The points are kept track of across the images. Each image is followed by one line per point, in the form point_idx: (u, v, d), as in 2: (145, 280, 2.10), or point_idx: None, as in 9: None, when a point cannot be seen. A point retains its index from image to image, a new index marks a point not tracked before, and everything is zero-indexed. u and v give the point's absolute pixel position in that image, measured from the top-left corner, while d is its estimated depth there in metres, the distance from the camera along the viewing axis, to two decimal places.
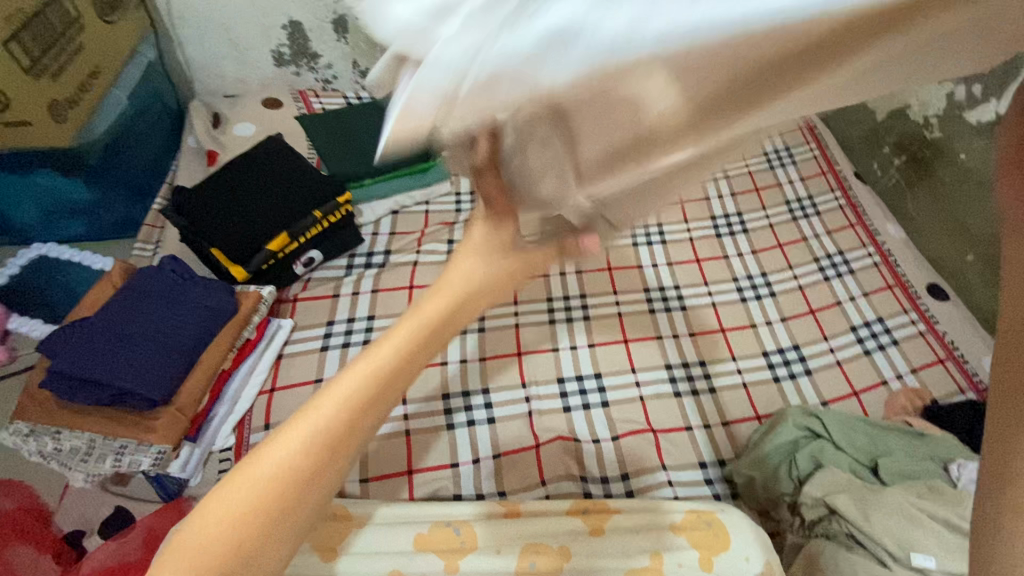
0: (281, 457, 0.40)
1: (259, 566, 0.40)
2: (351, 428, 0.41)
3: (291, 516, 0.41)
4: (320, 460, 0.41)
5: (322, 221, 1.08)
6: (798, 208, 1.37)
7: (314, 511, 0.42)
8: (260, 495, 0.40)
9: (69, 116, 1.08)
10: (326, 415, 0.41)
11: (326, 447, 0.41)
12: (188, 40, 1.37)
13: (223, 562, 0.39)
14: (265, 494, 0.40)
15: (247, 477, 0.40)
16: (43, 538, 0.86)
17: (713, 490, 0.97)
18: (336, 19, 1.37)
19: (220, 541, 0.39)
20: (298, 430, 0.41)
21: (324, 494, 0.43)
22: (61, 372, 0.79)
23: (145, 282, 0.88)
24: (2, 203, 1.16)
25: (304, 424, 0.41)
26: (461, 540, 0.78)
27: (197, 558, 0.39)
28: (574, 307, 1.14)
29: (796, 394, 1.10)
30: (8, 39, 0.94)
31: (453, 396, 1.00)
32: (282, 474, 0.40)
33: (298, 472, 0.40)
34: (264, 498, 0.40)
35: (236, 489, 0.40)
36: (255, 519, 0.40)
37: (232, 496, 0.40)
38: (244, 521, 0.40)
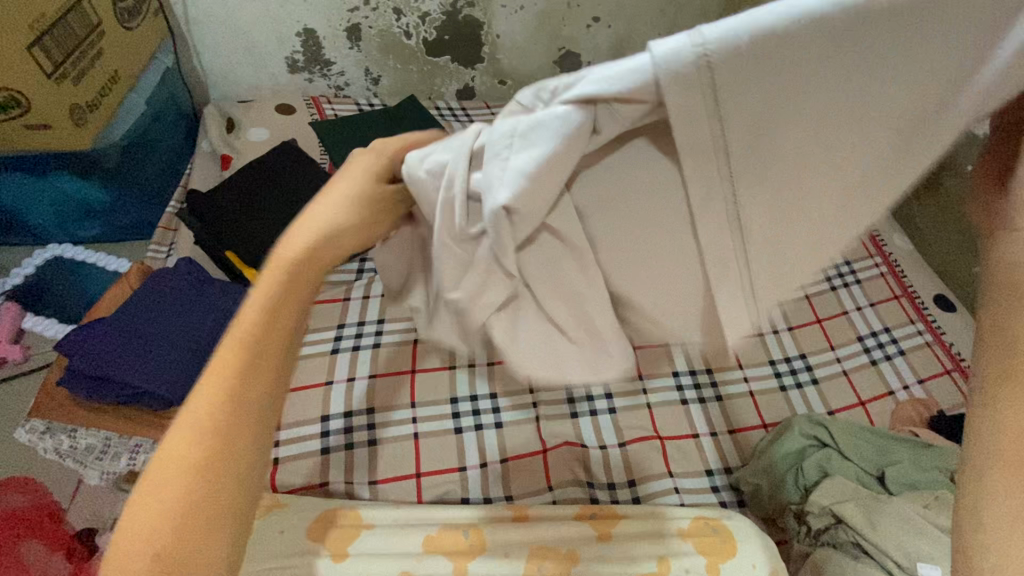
0: (204, 406, 0.45)
1: (205, 515, 0.44)
2: (259, 356, 0.48)
3: (234, 446, 0.45)
4: (235, 405, 0.46)
5: None
6: None
7: (244, 459, 0.46)
8: (185, 450, 0.44)
9: (88, 120, 1.10)
10: (229, 361, 0.47)
11: (239, 381, 0.46)
12: (203, 46, 1.39)
13: (169, 518, 0.43)
14: (197, 443, 0.44)
15: (173, 439, 0.45)
16: (55, 534, 0.87)
17: (720, 497, 0.97)
18: (350, 27, 1.40)
19: (166, 498, 0.43)
20: (212, 378, 0.47)
21: (261, 426, 0.48)
22: (82, 370, 0.81)
23: (163, 283, 0.90)
24: (20, 204, 1.19)
25: (215, 372, 0.47)
26: (470, 543, 0.79)
27: (143, 528, 0.43)
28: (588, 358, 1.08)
29: (803, 403, 1.10)
30: (33, 44, 0.96)
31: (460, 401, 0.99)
32: (208, 415, 0.45)
33: (222, 413, 0.45)
34: (189, 451, 0.44)
35: (170, 449, 0.45)
36: (188, 470, 0.44)
37: (166, 458, 0.45)
38: (188, 468, 0.44)
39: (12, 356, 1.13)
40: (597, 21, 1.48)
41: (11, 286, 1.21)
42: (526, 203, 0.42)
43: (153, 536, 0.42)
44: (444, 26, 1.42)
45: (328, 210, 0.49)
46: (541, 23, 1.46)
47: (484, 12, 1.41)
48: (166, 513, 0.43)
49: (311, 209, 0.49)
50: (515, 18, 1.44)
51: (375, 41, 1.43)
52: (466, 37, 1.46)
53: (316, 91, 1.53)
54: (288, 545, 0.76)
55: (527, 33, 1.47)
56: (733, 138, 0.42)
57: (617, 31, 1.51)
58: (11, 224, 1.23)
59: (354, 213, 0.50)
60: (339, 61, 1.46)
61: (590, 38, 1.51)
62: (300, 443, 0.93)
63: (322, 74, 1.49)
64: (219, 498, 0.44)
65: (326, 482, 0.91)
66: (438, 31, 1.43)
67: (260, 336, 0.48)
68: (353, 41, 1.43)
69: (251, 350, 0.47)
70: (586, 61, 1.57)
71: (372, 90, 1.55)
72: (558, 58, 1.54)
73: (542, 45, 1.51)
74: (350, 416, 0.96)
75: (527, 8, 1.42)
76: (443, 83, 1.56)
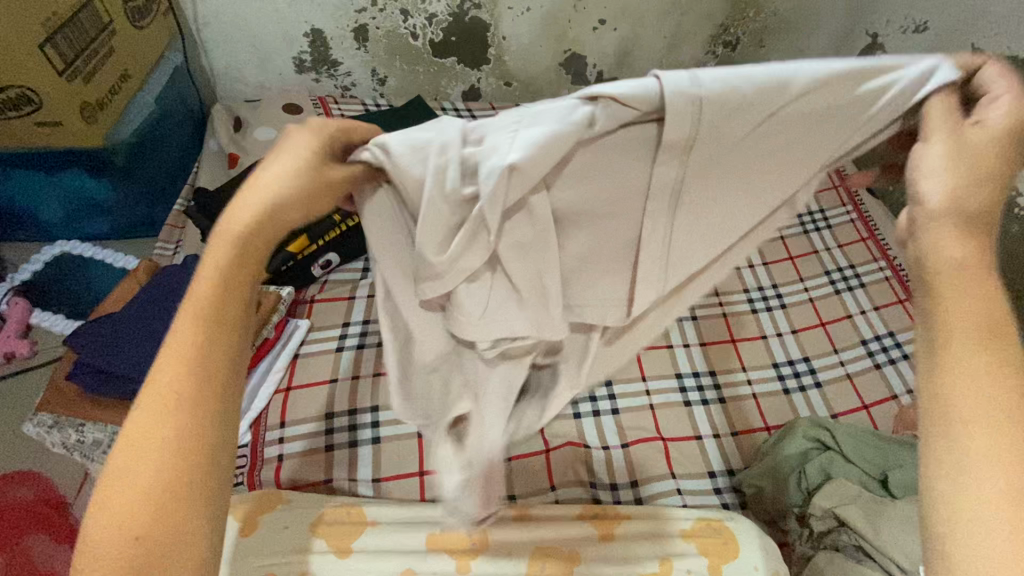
0: (171, 372, 0.45)
1: (191, 476, 0.44)
2: (223, 319, 0.48)
3: (206, 407, 0.45)
4: (203, 369, 0.46)
5: (339, 224, 1.10)
6: (810, 221, 1.38)
7: (224, 419, 0.47)
8: (161, 415, 0.44)
9: (98, 118, 1.10)
10: (189, 327, 0.47)
11: (205, 345, 0.47)
12: (212, 45, 1.40)
13: (152, 486, 0.42)
14: (174, 407, 0.44)
15: (140, 411, 0.45)
16: (61, 528, 0.88)
17: (722, 500, 0.97)
18: (357, 27, 1.41)
19: (139, 467, 0.43)
20: (175, 346, 0.46)
21: (232, 389, 0.48)
22: (90, 365, 0.82)
23: (171, 280, 0.90)
24: (30, 200, 1.20)
25: (176, 339, 0.47)
26: (472, 542, 0.78)
27: (123, 500, 0.42)
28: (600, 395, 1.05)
29: (806, 405, 1.10)
30: (45, 43, 0.97)
31: None
32: (175, 381, 0.45)
33: (194, 377, 0.45)
34: (165, 416, 0.44)
35: (140, 421, 0.44)
36: (165, 434, 0.44)
37: (135, 428, 0.44)
38: (163, 432, 0.44)
39: (19, 351, 1.13)
40: (602, 23, 1.48)
41: (20, 281, 1.23)
42: (532, 165, 0.47)
43: (136, 504, 0.42)
44: (451, 27, 1.43)
45: (275, 178, 0.51)
46: (547, 26, 1.47)
47: (491, 13, 1.41)
48: (144, 479, 0.42)
49: (258, 180, 0.51)
50: (521, 20, 1.44)
51: (382, 42, 1.44)
52: (472, 39, 1.47)
53: (323, 90, 1.54)
54: (290, 543, 0.76)
55: (533, 35, 1.48)
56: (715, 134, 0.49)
57: (622, 35, 1.52)
58: (21, 220, 1.24)
59: (304, 176, 0.51)
60: (346, 61, 1.47)
61: (595, 40, 1.52)
62: (304, 440, 0.94)
63: (329, 74, 1.50)
64: (201, 454, 0.44)
65: (330, 479, 0.91)
66: (444, 32, 1.44)
67: (221, 300, 0.49)
68: (360, 42, 1.43)
69: (212, 313, 0.48)
70: (591, 63, 1.58)
71: (378, 91, 1.56)
72: (564, 60, 1.55)
73: (548, 47, 1.52)
74: (355, 414, 0.97)
75: (533, 9, 1.42)
76: (450, 84, 1.57)
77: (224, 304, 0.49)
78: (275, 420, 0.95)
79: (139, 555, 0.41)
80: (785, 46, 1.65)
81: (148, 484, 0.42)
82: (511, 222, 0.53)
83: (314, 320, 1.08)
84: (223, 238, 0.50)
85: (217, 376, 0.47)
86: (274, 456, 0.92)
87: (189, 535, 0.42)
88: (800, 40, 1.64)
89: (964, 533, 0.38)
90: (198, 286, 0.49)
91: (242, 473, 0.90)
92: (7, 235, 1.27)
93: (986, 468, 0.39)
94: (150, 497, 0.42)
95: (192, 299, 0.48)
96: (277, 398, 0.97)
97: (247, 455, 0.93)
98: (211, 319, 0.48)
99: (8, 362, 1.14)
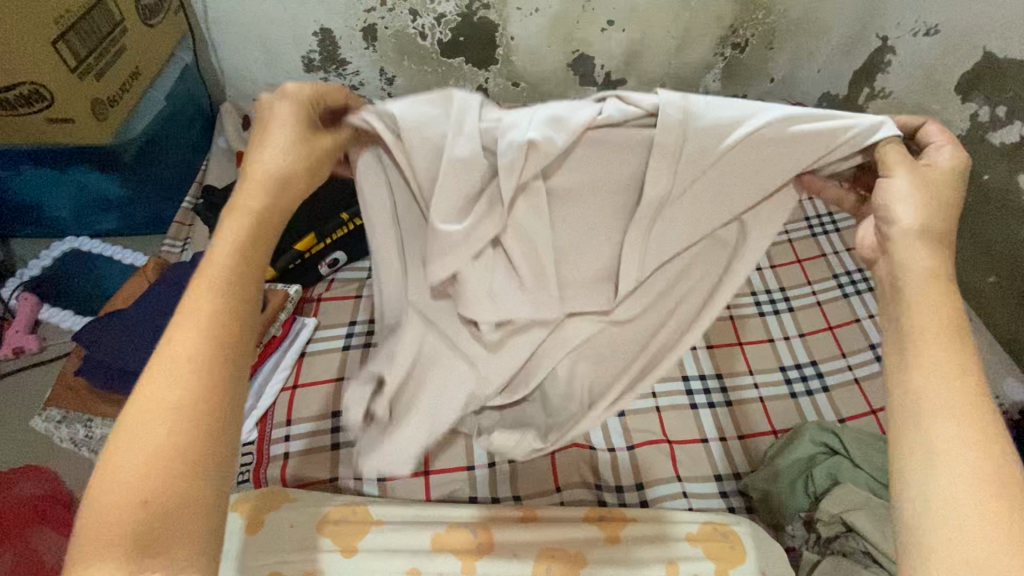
0: (191, 337, 0.47)
1: (213, 418, 0.45)
2: (241, 291, 0.51)
3: (226, 355, 0.47)
4: (221, 322, 0.48)
5: (348, 223, 1.11)
6: (818, 224, 1.38)
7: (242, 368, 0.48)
8: (182, 362, 0.45)
9: (109, 115, 1.11)
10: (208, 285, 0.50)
11: (224, 315, 0.49)
12: (222, 44, 1.41)
13: (174, 427, 0.43)
14: (195, 355, 0.46)
15: (159, 373, 0.45)
16: (67, 523, 0.89)
17: (727, 503, 0.97)
18: (366, 27, 1.41)
19: (157, 430, 0.43)
20: (191, 314, 0.48)
21: (248, 343, 0.50)
22: (100, 361, 0.82)
23: (178, 276, 0.90)
24: (40, 196, 1.20)
25: (195, 306, 0.48)
26: (478, 542, 0.79)
27: (143, 441, 0.43)
28: None
29: (813, 409, 1.09)
30: (58, 39, 0.97)
31: None
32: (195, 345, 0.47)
33: (214, 327, 0.47)
34: (186, 363, 0.45)
35: (156, 384, 0.45)
36: (185, 379, 0.45)
37: (151, 391, 0.44)
38: (179, 394, 0.44)
39: (28, 346, 1.14)
40: (611, 24, 1.48)
41: (30, 277, 1.24)
42: (544, 145, 0.57)
43: (158, 444, 0.43)
44: (459, 27, 1.43)
45: (270, 161, 0.57)
46: (555, 27, 1.46)
47: (499, 14, 1.41)
48: (159, 441, 0.43)
49: (256, 165, 0.57)
50: (530, 20, 1.44)
51: (391, 41, 1.44)
52: (481, 39, 1.47)
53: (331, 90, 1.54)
54: (295, 542, 0.76)
55: (541, 35, 1.48)
56: (709, 136, 0.59)
57: (631, 36, 1.52)
58: (32, 217, 1.25)
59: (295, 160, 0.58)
60: (354, 60, 1.48)
61: (604, 41, 1.52)
62: (310, 437, 0.94)
63: (337, 73, 1.50)
64: (221, 399, 0.46)
65: (335, 477, 0.91)
66: (453, 32, 1.44)
67: (241, 273, 0.52)
68: (369, 41, 1.44)
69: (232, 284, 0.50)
70: (599, 64, 1.57)
71: (386, 90, 1.56)
72: (572, 61, 1.55)
73: (556, 48, 1.51)
74: None
75: (541, 10, 1.42)
76: (457, 84, 1.57)
77: (242, 277, 0.51)
78: (282, 418, 0.96)
79: (162, 492, 0.41)
80: (794, 49, 1.64)
81: (163, 446, 0.43)
82: (516, 204, 0.63)
83: (321, 318, 1.08)
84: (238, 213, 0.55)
85: (234, 345, 0.48)
86: (280, 453, 0.92)
87: (200, 498, 0.43)
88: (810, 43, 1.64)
89: (931, 532, 0.41)
90: (218, 258, 0.51)
91: (248, 470, 0.91)
92: (19, 231, 1.28)
93: (950, 463, 0.43)
94: (172, 437, 0.43)
95: (214, 269, 0.51)
96: (283, 396, 0.97)
97: (253, 452, 0.93)
98: (233, 290, 0.50)
99: (16, 357, 1.15)
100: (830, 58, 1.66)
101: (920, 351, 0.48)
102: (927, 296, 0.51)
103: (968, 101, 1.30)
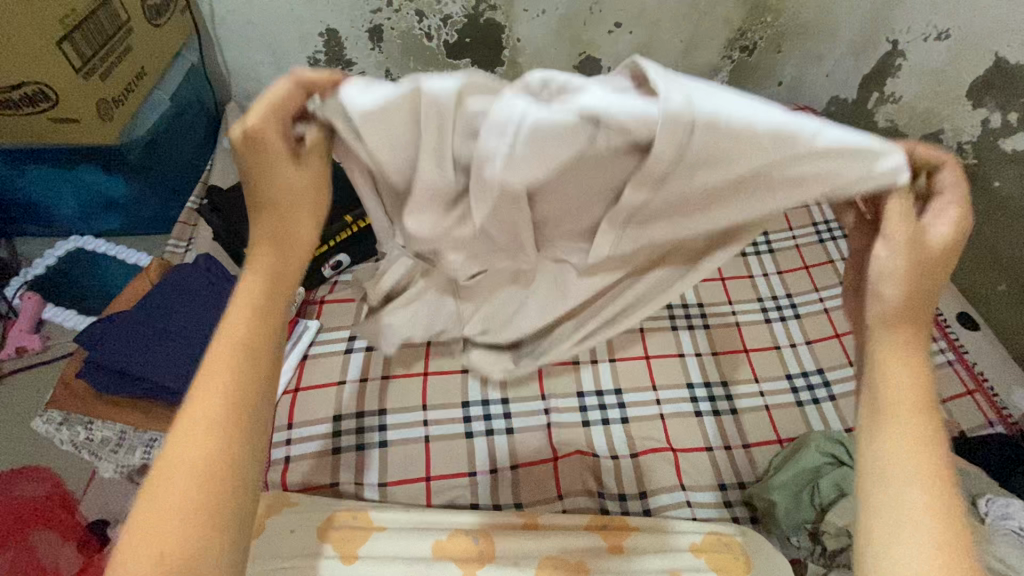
0: (239, 338, 0.50)
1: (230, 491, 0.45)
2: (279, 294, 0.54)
3: (243, 425, 0.47)
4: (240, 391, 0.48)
5: (350, 225, 1.12)
6: (826, 230, 1.36)
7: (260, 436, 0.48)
8: (202, 435, 0.45)
9: (114, 116, 1.10)
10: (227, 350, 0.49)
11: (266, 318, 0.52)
12: (227, 43, 1.40)
13: (193, 501, 0.43)
14: (213, 427, 0.46)
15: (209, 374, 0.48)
16: (68, 525, 0.88)
17: (732, 513, 0.96)
18: (372, 28, 1.40)
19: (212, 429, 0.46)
20: (212, 381, 0.48)
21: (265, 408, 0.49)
22: (101, 363, 0.82)
23: (182, 278, 0.90)
24: (45, 195, 1.21)
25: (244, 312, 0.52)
26: (481, 550, 0.77)
27: (160, 517, 0.43)
28: (609, 405, 1.03)
29: (819, 419, 1.08)
30: (63, 40, 0.97)
31: (472, 405, 0.99)
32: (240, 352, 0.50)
33: (231, 398, 0.47)
34: (205, 436, 0.45)
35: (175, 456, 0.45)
36: (204, 453, 0.45)
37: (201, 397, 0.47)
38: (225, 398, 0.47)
39: (32, 345, 1.14)
40: (618, 26, 1.47)
41: (34, 276, 1.24)
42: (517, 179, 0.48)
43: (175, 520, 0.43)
44: (465, 29, 1.42)
45: (284, 200, 0.53)
46: (562, 28, 1.46)
47: (506, 15, 1.41)
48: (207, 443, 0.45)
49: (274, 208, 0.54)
50: (536, 22, 1.43)
51: (397, 42, 1.44)
52: (487, 40, 1.46)
53: None
54: (294, 548, 0.75)
55: (547, 37, 1.47)
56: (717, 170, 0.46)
57: (638, 38, 1.51)
58: (37, 216, 1.26)
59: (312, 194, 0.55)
60: (359, 61, 1.47)
61: (611, 43, 1.51)
62: (311, 442, 0.93)
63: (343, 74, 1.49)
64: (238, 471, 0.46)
65: (337, 482, 0.90)
66: (459, 34, 1.43)
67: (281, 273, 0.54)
68: (375, 42, 1.43)
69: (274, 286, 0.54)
70: (605, 66, 1.56)
71: None
72: (579, 62, 1.54)
73: (563, 49, 1.50)
74: (363, 417, 0.96)
75: (548, 12, 1.42)
76: None
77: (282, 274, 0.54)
78: (284, 422, 0.95)
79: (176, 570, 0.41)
80: (803, 51, 1.63)
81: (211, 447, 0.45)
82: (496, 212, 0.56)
83: (324, 321, 1.07)
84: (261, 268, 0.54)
85: (251, 414, 0.48)
86: (281, 457, 0.92)
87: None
88: (819, 45, 1.62)
89: None
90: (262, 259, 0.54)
91: None
92: (24, 230, 1.29)
93: (909, 545, 0.45)
94: (190, 513, 0.43)
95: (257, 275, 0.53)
96: (284, 399, 0.97)
97: None
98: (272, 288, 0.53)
99: (20, 356, 1.15)
100: None
101: (892, 418, 0.49)
102: (893, 358, 0.52)
103: (980, 107, 1.28)
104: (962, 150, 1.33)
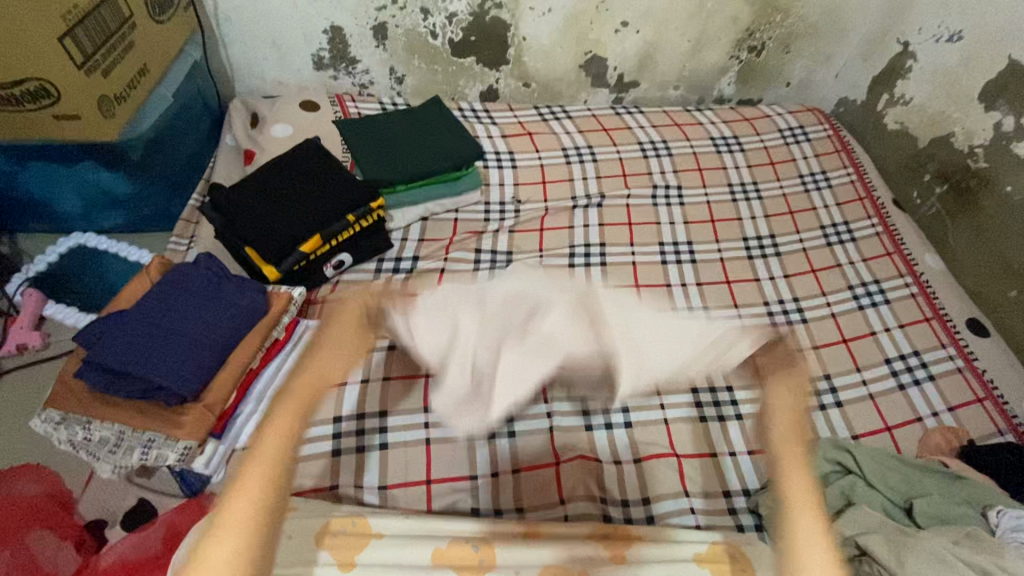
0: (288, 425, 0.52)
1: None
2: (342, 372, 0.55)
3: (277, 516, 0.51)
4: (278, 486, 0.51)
5: (353, 225, 1.10)
6: (834, 233, 1.36)
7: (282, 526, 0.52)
8: (246, 524, 0.49)
9: (116, 112, 1.09)
10: (274, 445, 0.51)
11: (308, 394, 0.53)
12: (231, 41, 1.40)
13: None
14: (258, 516, 0.49)
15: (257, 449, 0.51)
16: (64, 525, 0.88)
17: (736, 521, 0.93)
18: (377, 25, 1.40)
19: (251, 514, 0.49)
20: (257, 468, 0.50)
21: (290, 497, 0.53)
22: (99, 363, 0.81)
23: (183, 279, 0.90)
24: (47, 191, 1.20)
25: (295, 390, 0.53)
26: (481, 558, 0.76)
27: None
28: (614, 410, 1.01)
29: (827, 426, 1.06)
30: (65, 35, 0.96)
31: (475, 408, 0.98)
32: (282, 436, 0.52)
33: (277, 492, 0.51)
34: (250, 525, 0.49)
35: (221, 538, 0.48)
36: (246, 542, 0.49)
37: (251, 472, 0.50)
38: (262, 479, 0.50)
39: (31, 342, 1.13)
40: (625, 25, 1.46)
41: (34, 272, 1.23)
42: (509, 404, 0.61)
43: None
44: (471, 27, 1.41)
45: (327, 337, 0.56)
46: (568, 27, 1.44)
47: (512, 13, 1.40)
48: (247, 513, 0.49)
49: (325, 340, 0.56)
50: (543, 21, 1.42)
51: (401, 40, 1.43)
52: (493, 39, 1.45)
53: (341, 88, 1.52)
54: (291, 554, 0.74)
55: (554, 36, 1.46)
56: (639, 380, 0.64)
57: (645, 38, 1.50)
58: (39, 212, 1.25)
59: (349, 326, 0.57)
60: (364, 59, 1.46)
61: (617, 43, 1.49)
62: (312, 443, 0.92)
63: (347, 71, 1.48)
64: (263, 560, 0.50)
65: (336, 485, 0.89)
66: (464, 32, 1.42)
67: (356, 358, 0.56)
68: (380, 40, 1.42)
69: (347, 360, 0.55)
70: (612, 65, 1.55)
71: (396, 90, 1.54)
72: (585, 61, 1.53)
73: (568, 49, 1.49)
74: (363, 419, 0.95)
75: (555, 10, 1.40)
76: (468, 84, 1.54)
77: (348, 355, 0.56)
78: None
79: None
80: (811, 52, 1.61)
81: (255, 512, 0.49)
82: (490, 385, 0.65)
83: None
84: (310, 366, 0.55)
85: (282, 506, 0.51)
86: None
87: None
88: (828, 46, 1.60)
89: None
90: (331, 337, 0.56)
91: None
92: (26, 225, 1.28)
93: None
94: None
95: (329, 347, 0.55)
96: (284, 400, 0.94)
97: None
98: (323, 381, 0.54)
99: (19, 353, 1.14)
100: (848, 62, 1.63)
101: (799, 513, 0.55)
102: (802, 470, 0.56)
103: (992, 110, 1.26)
104: (974, 153, 1.31)
